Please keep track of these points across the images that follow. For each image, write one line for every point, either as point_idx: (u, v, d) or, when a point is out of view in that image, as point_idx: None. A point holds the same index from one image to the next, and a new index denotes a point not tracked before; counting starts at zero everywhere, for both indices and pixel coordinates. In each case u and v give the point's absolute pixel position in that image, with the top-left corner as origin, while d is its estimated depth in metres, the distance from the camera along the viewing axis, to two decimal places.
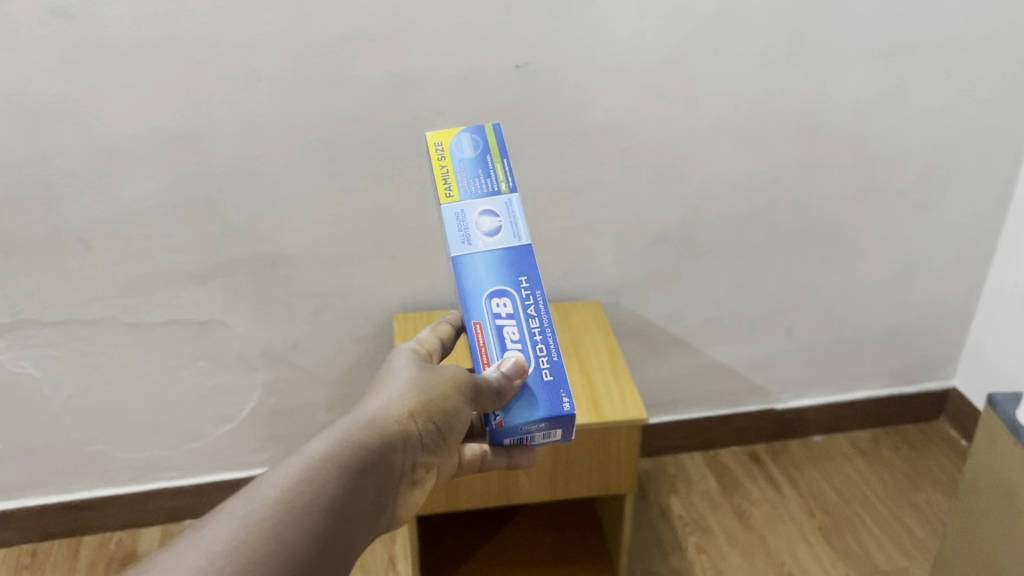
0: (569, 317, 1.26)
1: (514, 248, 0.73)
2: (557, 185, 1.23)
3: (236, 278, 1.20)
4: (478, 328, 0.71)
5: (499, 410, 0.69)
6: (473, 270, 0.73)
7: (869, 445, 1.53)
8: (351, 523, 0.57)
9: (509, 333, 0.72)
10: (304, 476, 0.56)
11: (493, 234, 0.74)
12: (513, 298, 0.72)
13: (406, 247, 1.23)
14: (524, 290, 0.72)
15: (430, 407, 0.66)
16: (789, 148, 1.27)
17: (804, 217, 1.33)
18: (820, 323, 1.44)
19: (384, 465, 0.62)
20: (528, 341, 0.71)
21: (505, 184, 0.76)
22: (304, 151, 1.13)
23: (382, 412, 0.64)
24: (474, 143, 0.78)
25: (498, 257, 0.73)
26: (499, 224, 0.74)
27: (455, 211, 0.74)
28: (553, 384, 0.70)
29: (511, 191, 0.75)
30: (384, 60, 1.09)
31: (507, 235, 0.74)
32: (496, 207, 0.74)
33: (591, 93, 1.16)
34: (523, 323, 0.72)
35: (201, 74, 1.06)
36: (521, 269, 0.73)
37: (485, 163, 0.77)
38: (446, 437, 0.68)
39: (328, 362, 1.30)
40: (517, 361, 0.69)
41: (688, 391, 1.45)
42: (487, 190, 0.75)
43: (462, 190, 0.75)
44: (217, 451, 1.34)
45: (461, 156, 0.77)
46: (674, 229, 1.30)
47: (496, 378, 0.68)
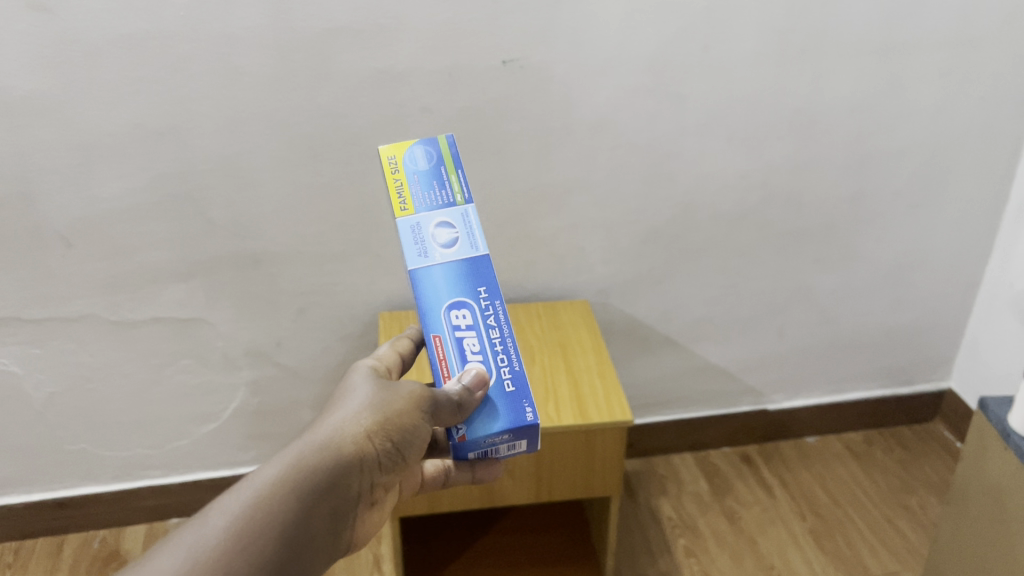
0: (558, 315, 1.24)
1: (471, 259, 0.74)
2: (545, 183, 1.21)
3: (219, 275, 1.19)
4: (438, 341, 0.71)
5: (461, 423, 0.69)
6: (431, 282, 0.72)
7: (862, 446, 1.52)
8: (300, 548, 0.58)
9: (470, 344, 0.72)
10: (255, 505, 0.58)
11: (450, 245, 0.74)
12: (472, 310, 0.72)
13: (392, 245, 1.22)
14: (483, 301, 0.73)
15: (386, 426, 0.67)
16: (781, 146, 1.25)
17: (796, 216, 1.32)
18: (812, 323, 1.42)
19: (338, 487, 0.63)
20: (488, 352, 0.72)
21: (461, 195, 0.75)
22: (287, 148, 1.12)
23: (337, 433, 0.65)
24: (427, 155, 0.77)
25: (456, 269, 0.73)
26: (456, 236, 0.74)
27: (410, 224, 0.73)
28: (515, 394, 0.71)
29: (467, 202, 0.75)
30: (367, 54, 1.07)
31: (464, 246, 0.74)
32: (452, 219, 0.74)
33: (578, 90, 1.15)
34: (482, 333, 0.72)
35: (182, 69, 1.04)
36: (479, 279, 0.73)
37: (440, 174, 0.77)
38: (403, 455, 0.69)
39: (314, 361, 1.28)
40: (478, 373, 0.69)
41: (679, 391, 1.43)
42: (442, 201, 0.75)
43: (416, 203, 0.74)
44: (202, 450, 1.33)
45: (415, 168, 0.77)
46: (664, 227, 1.28)
47: (457, 392, 0.68)
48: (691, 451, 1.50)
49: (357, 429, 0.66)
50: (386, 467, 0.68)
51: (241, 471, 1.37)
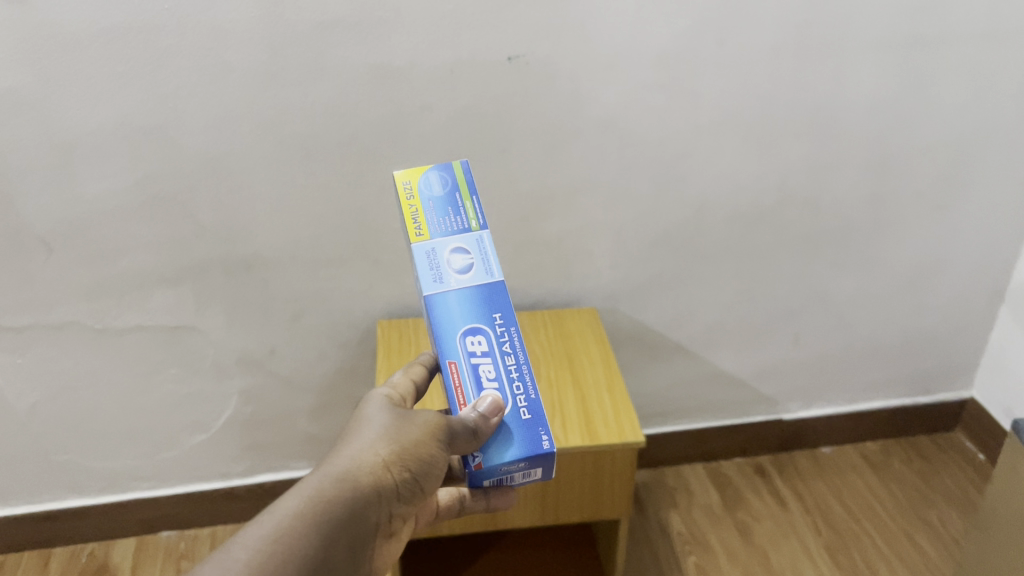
0: (563, 322, 1.19)
1: (487, 285, 0.73)
2: (552, 185, 1.15)
3: (208, 281, 1.13)
4: (454, 367, 0.71)
5: (477, 451, 0.68)
6: (447, 307, 0.72)
7: (880, 457, 1.46)
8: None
9: (485, 372, 0.71)
10: (276, 539, 0.58)
11: (465, 271, 0.74)
12: (487, 336, 0.72)
13: (391, 250, 1.16)
14: (498, 327, 0.73)
15: (403, 456, 0.67)
16: (799, 146, 1.19)
17: (815, 219, 1.25)
18: (830, 330, 1.36)
19: (358, 517, 0.63)
20: (503, 378, 0.71)
21: (476, 221, 0.75)
22: (280, 148, 1.06)
23: (355, 463, 0.65)
24: (442, 181, 0.77)
25: (471, 295, 0.73)
26: (471, 262, 0.74)
27: (425, 250, 0.73)
28: (531, 422, 0.70)
29: (481, 228, 0.75)
30: (364, 49, 1.01)
31: (479, 272, 0.74)
32: (467, 246, 0.74)
33: (587, 87, 1.09)
34: (498, 357, 0.72)
35: (167, 65, 0.99)
36: (494, 305, 0.73)
37: (454, 201, 0.77)
38: (421, 485, 0.69)
39: (309, 370, 1.23)
40: (493, 401, 0.68)
41: (690, 401, 1.38)
42: (457, 228, 0.75)
43: (432, 229, 0.74)
44: (192, 462, 1.27)
45: (430, 195, 0.77)
46: (676, 231, 1.22)
47: (472, 419, 0.67)
48: (702, 461, 1.44)
49: (374, 459, 0.66)
50: (403, 497, 0.68)
51: (234, 483, 1.31)
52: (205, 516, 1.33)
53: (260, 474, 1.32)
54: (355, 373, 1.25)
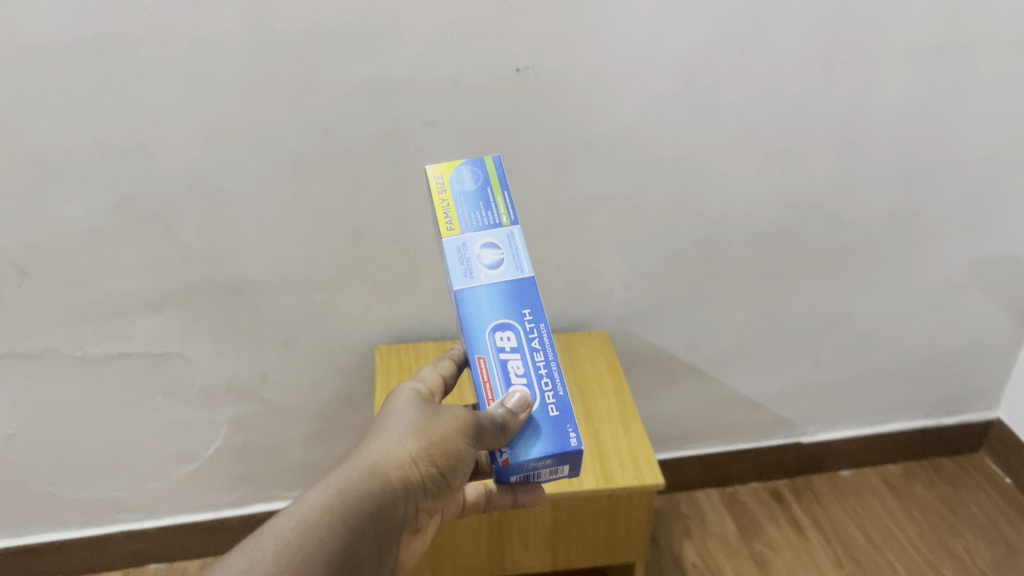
0: (573, 348, 1.12)
1: (516, 281, 0.71)
2: (561, 202, 1.08)
3: (196, 306, 1.06)
4: (482, 362, 0.69)
5: (504, 447, 0.67)
6: (475, 303, 0.70)
7: (902, 481, 1.40)
8: (358, 558, 0.62)
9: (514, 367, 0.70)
10: (313, 520, 0.61)
11: (495, 266, 0.72)
12: (516, 332, 0.70)
13: (390, 271, 1.09)
14: (527, 324, 0.70)
15: (432, 451, 0.69)
16: (824, 161, 1.12)
17: (839, 236, 1.18)
18: (852, 351, 1.29)
19: (387, 508, 0.66)
20: (532, 376, 0.69)
21: (508, 216, 0.73)
22: (270, 165, 0.99)
23: (385, 455, 0.68)
24: (474, 175, 0.75)
25: (501, 290, 0.71)
26: (501, 257, 0.72)
27: (456, 245, 0.71)
28: (558, 419, 0.68)
29: (511, 224, 0.72)
30: (360, 61, 0.94)
31: (508, 268, 0.72)
32: (498, 240, 0.72)
33: (599, 99, 1.02)
34: (527, 354, 0.70)
35: (148, 79, 0.91)
36: (524, 301, 0.71)
37: (485, 196, 0.74)
38: (447, 479, 0.71)
39: (303, 397, 1.16)
40: (522, 397, 0.67)
41: (704, 425, 1.31)
42: (488, 223, 0.73)
43: (462, 223, 0.72)
44: (180, 493, 1.21)
45: (462, 189, 0.75)
46: (693, 249, 1.15)
47: (500, 414, 0.66)
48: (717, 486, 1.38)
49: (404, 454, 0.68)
50: (430, 490, 0.70)
51: (226, 514, 1.25)
52: (194, 549, 1.26)
53: (253, 505, 1.25)
54: (352, 400, 1.18)
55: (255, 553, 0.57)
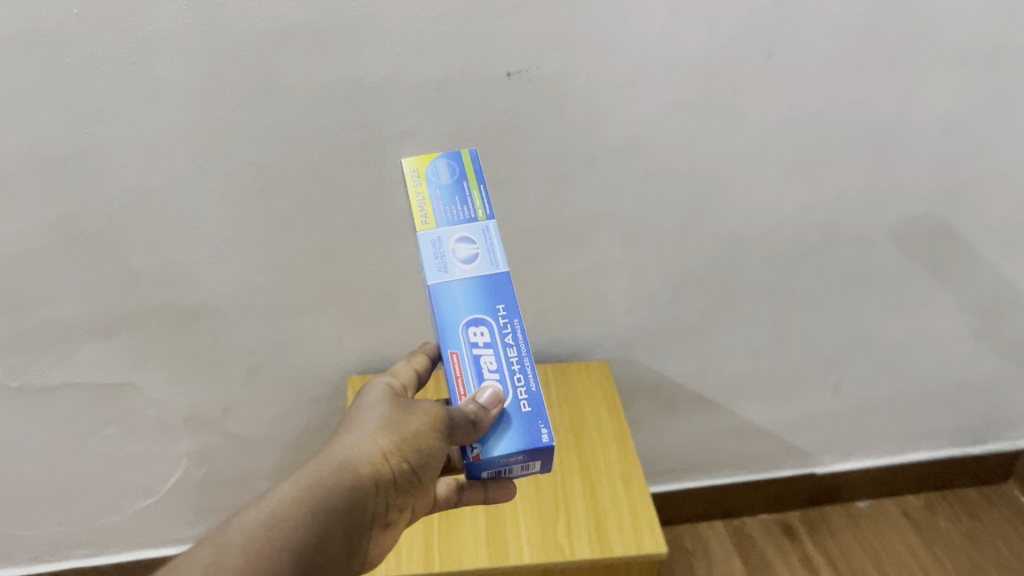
0: (570, 382, 1.00)
1: (491, 276, 0.66)
2: (560, 220, 0.96)
3: (147, 332, 0.95)
4: (455, 357, 0.64)
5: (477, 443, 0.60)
6: (450, 299, 0.65)
7: (923, 515, 1.29)
8: (313, 574, 0.56)
9: (487, 363, 0.64)
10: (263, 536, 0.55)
11: (469, 262, 0.66)
12: (490, 327, 0.65)
13: (365, 294, 0.97)
14: (501, 320, 0.65)
15: (403, 447, 0.62)
16: (855, 175, 0.99)
17: (869, 257, 1.06)
18: (875, 378, 1.18)
19: (356, 509, 0.60)
20: (506, 371, 0.64)
21: (483, 210, 0.68)
22: (227, 180, 0.87)
23: (353, 455, 0.61)
24: (450, 170, 0.70)
25: (475, 288, 0.65)
26: (476, 252, 0.67)
27: (431, 239, 0.66)
28: (531, 415, 0.62)
29: (487, 218, 0.68)
30: (327, 63, 0.81)
31: (482, 264, 0.66)
32: (473, 235, 0.67)
33: (603, 107, 0.89)
34: (500, 350, 0.64)
35: (82, 82, 0.79)
36: (498, 297, 0.66)
37: (461, 189, 0.69)
38: (421, 476, 0.64)
39: (270, 429, 1.05)
40: (494, 392, 0.62)
41: (710, 455, 1.21)
42: (464, 217, 0.68)
43: (438, 216, 0.67)
44: (138, 527, 1.11)
45: (439, 184, 0.70)
46: (705, 271, 1.03)
47: (471, 409, 0.60)
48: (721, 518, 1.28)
49: (372, 451, 0.62)
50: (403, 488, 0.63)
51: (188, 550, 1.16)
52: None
53: None
54: (325, 433, 1.07)
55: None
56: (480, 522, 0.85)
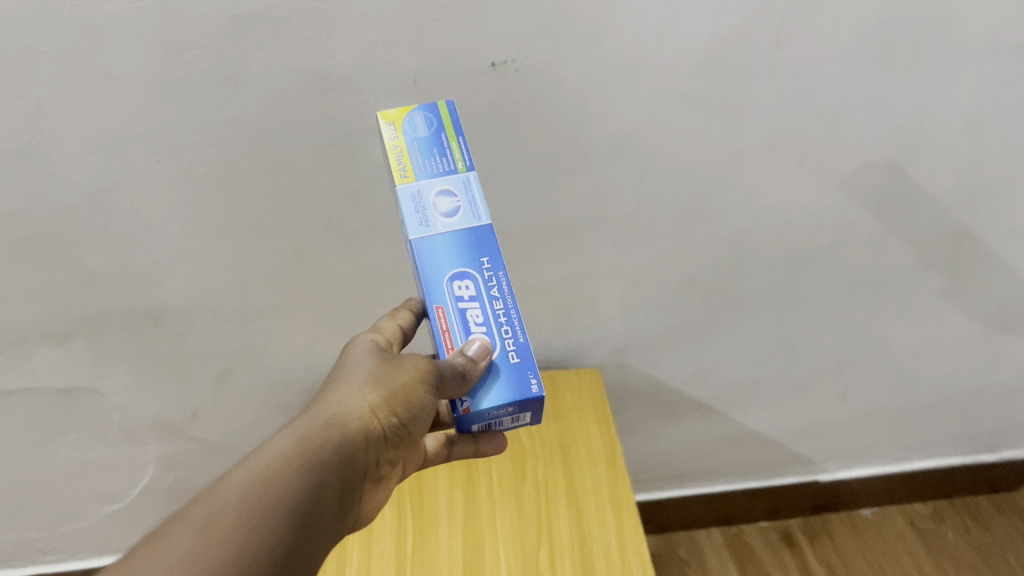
0: (559, 393, 0.94)
1: (475, 229, 0.60)
2: (549, 221, 0.90)
3: (107, 335, 0.89)
4: (440, 312, 0.58)
5: (466, 394, 0.55)
6: (432, 252, 0.59)
7: (930, 525, 1.23)
8: (313, 524, 0.53)
9: (473, 316, 0.59)
10: (260, 488, 0.52)
11: (451, 215, 0.60)
12: (475, 280, 0.59)
13: (339, 297, 0.91)
14: (485, 273, 0.59)
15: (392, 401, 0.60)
16: (870, 174, 0.91)
17: (883, 261, 0.99)
18: (884, 385, 1.11)
19: (347, 464, 0.57)
20: (492, 324, 0.59)
21: (462, 160, 0.62)
22: (188, 177, 0.80)
23: (341, 410, 0.58)
24: (427, 121, 0.64)
25: (457, 243, 0.60)
26: (457, 204, 0.61)
27: (410, 192, 0.60)
28: (521, 365, 0.57)
29: (467, 168, 0.62)
30: (293, 51, 0.74)
31: (464, 217, 0.60)
32: (453, 187, 0.61)
33: (596, 101, 0.82)
34: (486, 303, 0.59)
35: (22, 72, 0.71)
36: (482, 249, 0.60)
37: (439, 140, 0.63)
38: (410, 430, 0.61)
39: (242, 434, 1.00)
40: (483, 343, 0.57)
41: (706, 461, 1.15)
42: (442, 168, 0.62)
43: (416, 168, 0.61)
44: (106, 531, 1.07)
45: (416, 136, 0.63)
46: (705, 275, 0.96)
47: (460, 361, 0.55)
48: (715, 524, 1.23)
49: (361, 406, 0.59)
50: (392, 442, 0.61)
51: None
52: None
53: None
54: None
55: (199, 534, 0.49)
56: (455, 552, 0.79)
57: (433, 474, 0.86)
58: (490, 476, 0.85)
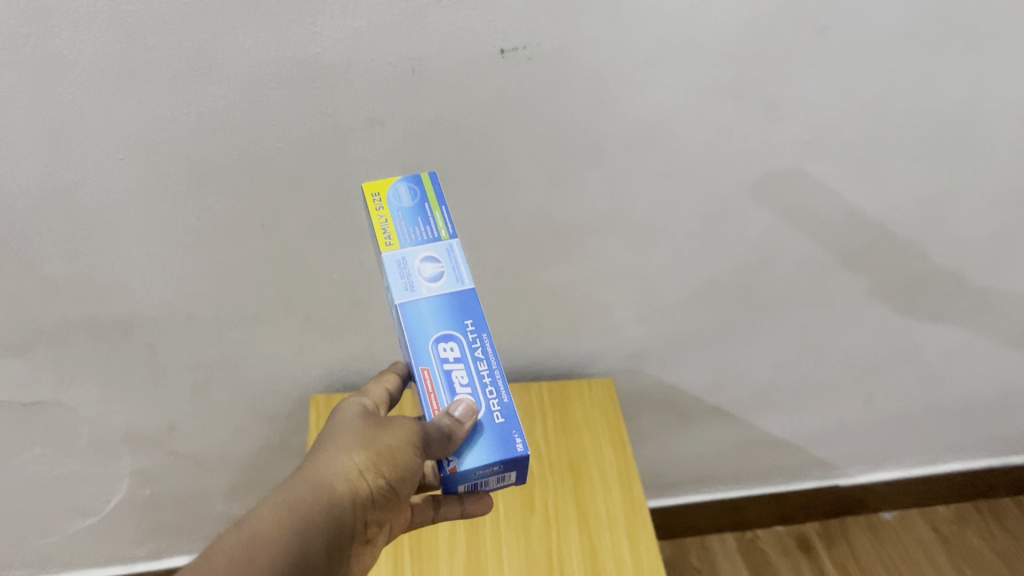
0: (569, 403, 0.86)
1: (459, 294, 0.56)
2: (560, 222, 0.81)
3: (71, 346, 0.80)
4: (425, 374, 0.54)
5: (452, 455, 0.51)
6: (417, 318, 0.55)
7: (954, 530, 1.17)
8: None
9: (457, 377, 0.54)
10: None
11: (436, 280, 0.56)
12: (460, 343, 0.55)
13: (328, 304, 0.83)
14: (470, 335, 0.55)
15: (380, 464, 0.53)
16: (914, 171, 0.82)
17: (921, 262, 0.90)
18: (914, 390, 1.04)
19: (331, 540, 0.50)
20: (477, 384, 0.54)
21: (445, 228, 0.58)
22: (156, 175, 0.71)
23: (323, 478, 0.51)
24: (410, 192, 0.60)
25: (442, 308, 0.55)
26: (442, 270, 0.56)
27: (394, 258, 0.56)
28: (505, 426, 0.53)
29: (450, 235, 0.58)
30: (273, 36, 0.64)
31: (448, 281, 0.56)
32: (436, 254, 0.57)
33: (615, 92, 0.72)
34: (471, 365, 0.55)
35: None
36: (467, 312, 0.56)
37: (421, 210, 0.59)
38: (400, 496, 0.54)
39: (223, 448, 0.92)
40: (469, 405, 0.52)
41: (721, 468, 1.08)
42: (426, 235, 0.58)
43: (398, 236, 0.57)
44: (79, 546, 1.00)
45: (398, 206, 0.59)
46: (729, 277, 0.88)
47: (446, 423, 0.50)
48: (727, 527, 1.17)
49: (346, 471, 0.52)
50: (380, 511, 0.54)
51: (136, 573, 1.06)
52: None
53: (167, 558, 1.05)
54: (286, 450, 0.94)
55: None
56: None
57: None
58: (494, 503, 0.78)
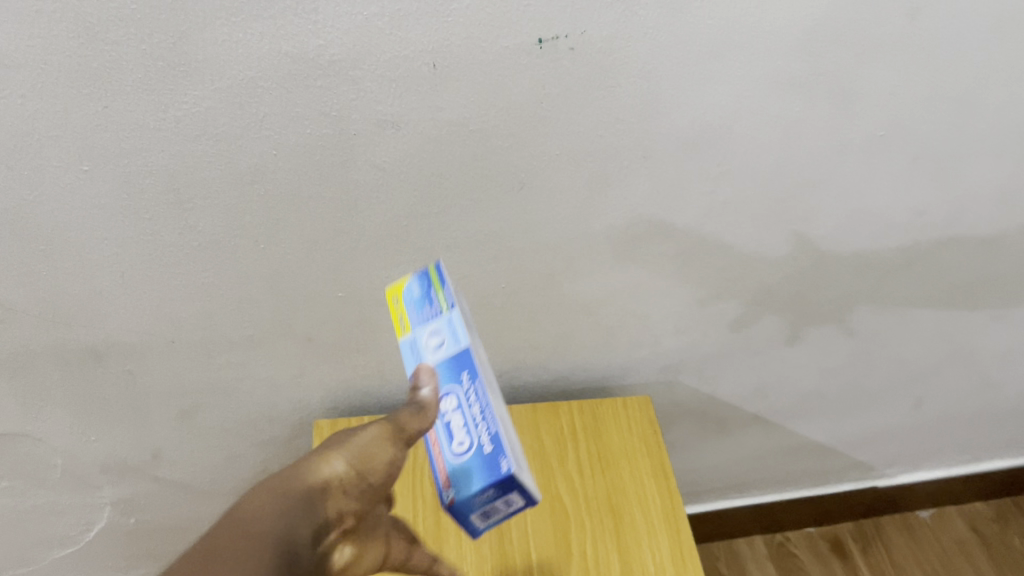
0: (604, 431, 0.77)
1: (457, 355, 0.50)
2: (597, 232, 0.70)
3: (37, 377, 0.70)
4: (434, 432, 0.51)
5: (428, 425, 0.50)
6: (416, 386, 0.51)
7: (994, 529, 1.13)
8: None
9: (456, 424, 0.50)
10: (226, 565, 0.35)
11: (437, 348, 0.51)
12: (456, 398, 0.50)
13: (332, 325, 0.72)
14: (463, 387, 0.49)
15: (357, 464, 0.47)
16: (998, 168, 0.72)
17: (991, 264, 0.81)
18: (963, 392, 0.96)
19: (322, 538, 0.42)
20: (470, 431, 0.49)
21: (443, 294, 0.53)
22: (128, 191, 0.59)
23: (301, 474, 0.44)
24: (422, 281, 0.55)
25: (442, 374, 0.50)
26: (441, 340, 0.51)
27: (407, 345, 0.53)
28: (491, 454, 0.47)
29: (450, 305, 0.52)
30: (261, 26, 0.52)
31: (447, 346, 0.50)
32: (435, 324, 0.52)
33: (671, 87, 0.61)
34: (466, 413, 0.49)
35: None
36: (461, 364, 0.50)
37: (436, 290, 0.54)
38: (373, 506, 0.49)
39: (216, 472, 0.84)
40: (427, 370, 0.50)
41: (749, 469, 1.02)
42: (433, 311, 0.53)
43: (409, 326, 0.53)
44: (62, 572, 0.93)
45: (412, 296, 0.55)
46: (781, 285, 0.79)
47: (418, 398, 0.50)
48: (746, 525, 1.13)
49: (326, 469, 0.46)
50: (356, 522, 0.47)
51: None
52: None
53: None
54: None
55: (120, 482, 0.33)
56: None
57: (455, 555, 0.69)
58: (528, 553, 0.69)
